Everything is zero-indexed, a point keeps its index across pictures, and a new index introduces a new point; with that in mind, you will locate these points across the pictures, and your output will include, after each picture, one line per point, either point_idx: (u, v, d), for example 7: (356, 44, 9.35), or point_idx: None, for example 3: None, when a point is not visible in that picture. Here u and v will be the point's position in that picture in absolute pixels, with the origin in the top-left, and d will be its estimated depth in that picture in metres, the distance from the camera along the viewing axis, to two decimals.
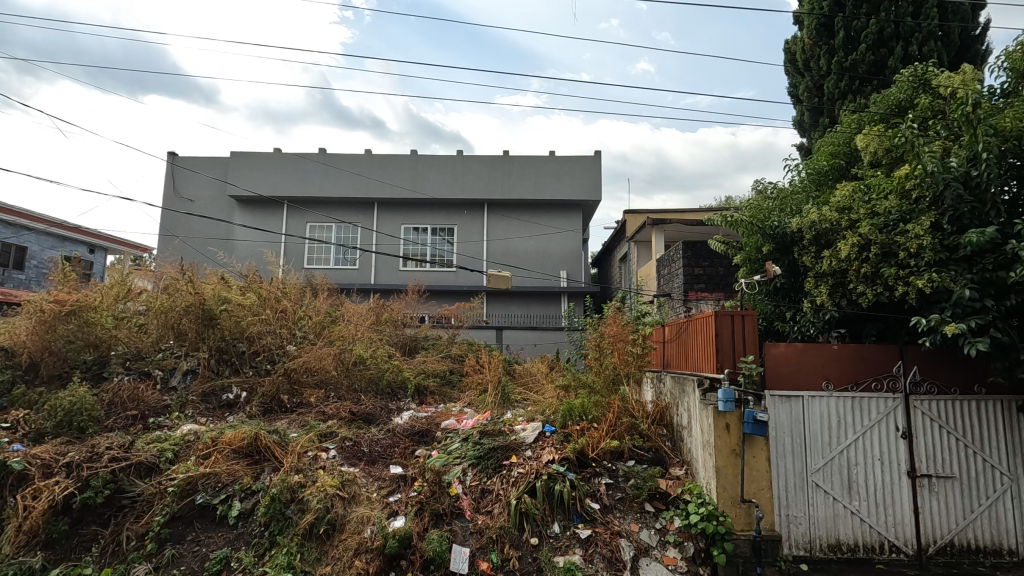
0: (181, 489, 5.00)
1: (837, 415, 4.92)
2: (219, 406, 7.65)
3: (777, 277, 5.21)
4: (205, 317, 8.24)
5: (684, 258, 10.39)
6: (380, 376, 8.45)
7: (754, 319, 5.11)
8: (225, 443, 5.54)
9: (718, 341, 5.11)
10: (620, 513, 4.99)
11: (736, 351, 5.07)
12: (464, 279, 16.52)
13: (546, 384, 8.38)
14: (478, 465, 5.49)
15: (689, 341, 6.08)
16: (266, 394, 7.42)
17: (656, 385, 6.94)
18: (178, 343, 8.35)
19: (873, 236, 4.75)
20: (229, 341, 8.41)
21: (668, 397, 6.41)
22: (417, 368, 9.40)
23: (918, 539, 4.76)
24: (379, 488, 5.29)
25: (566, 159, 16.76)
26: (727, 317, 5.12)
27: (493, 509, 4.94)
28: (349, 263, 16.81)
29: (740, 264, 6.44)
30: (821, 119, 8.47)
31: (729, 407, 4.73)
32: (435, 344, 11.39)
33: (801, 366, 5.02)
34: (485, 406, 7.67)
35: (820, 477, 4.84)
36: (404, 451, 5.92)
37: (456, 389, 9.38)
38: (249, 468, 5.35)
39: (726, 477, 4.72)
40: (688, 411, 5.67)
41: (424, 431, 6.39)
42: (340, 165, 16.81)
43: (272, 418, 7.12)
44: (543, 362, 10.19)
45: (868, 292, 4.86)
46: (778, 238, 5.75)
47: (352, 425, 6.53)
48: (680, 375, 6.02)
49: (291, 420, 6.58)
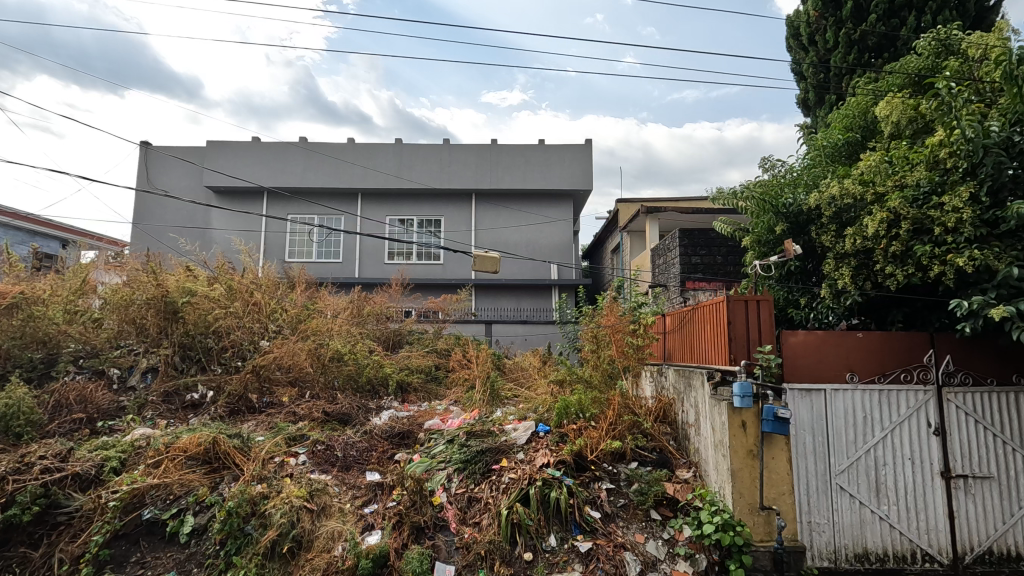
0: (125, 504, 4.38)
1: (862, 410, 4.43)
2: (182, 407, 7.03)
3: (796, 257, 4.70)
4: (167, 312, 7.60)
5: (680, 246, 9.90)
6: (359, 372, 7.83)
7: (770, 304, 4.58)
8: (179, 448, 4.92)
9: (731, 329, 4.58)
10: (623, 522, 4.47)
11: (751, 340, 4.55)
12: (452, 272, 16.06)
13: (539, 380, 7.81)
14: (464, 470, 4.93)
15: (694, 331, 5.56)
16: (232, 394, 6.77)
17: (657, 380, 6.41)
18: (138, 339, 7.70)
19: (904, 210, 4.25)
20: (193, 336, 7.71)
21: (671, 392, 5.91)
22: (401, 363, 8.78)
23: (953, 546, 4.29)
24: (353, 498, 4.71)
25: (555, 147, 16.20)
26: (740, 302, 4.59)
27: (482, 520, 4.40)
28: (332, 255, 16.16)
29: (748, 247, 5.90)
30: (828, 96, 7.99)
31: (746, 403, 4.20)
32: (420, 338, 10.78)
33: (822, 356, 4.51)
34: (472, 404, 7.10)
35: (845, 479, 4.36)
36: (382, 455, 5.34)
37: (443, 386, 8.78)
38: (206, 477, 4.74)
39: (743, 481, 4.20)
40: (695, 407, 5.16)
41: (405, 432, 5.80)
42: (321, 153, 16.12)
43: (238, 420, 6.48)
44: (534, 355, 9.63)
45: (897, 273, 4.36)
46: (794, 215, 5.22)
47: (325, 427, 5.92)
48: (685, 368, 5.51)
49: (258, 421, 5.98)
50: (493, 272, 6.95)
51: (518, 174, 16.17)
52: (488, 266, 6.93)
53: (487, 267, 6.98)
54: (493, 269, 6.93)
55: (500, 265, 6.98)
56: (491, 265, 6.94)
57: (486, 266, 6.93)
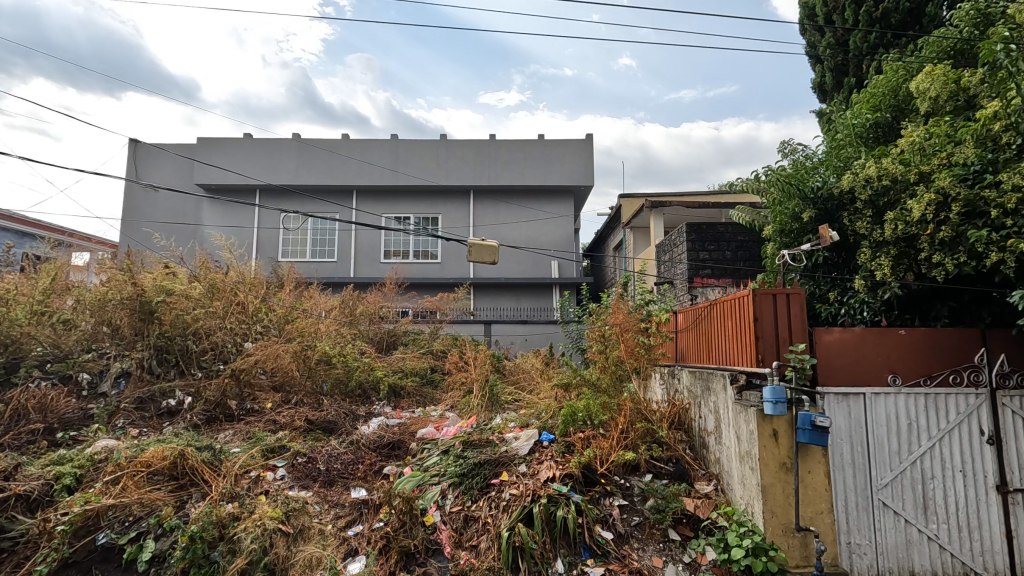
0: (76, 528, 3.85)
1: (906, 416, 3.94)
2: (156, 415, 6.54)
3: (831, 245, 4.20)
4: (142, 312, 7.06)
5: (688, 241, 9.41)
6: (348, 376, 7.31)
7: (801, 298, 4.09)
8: (141, 463, 4.41)
9: (757, 326, 4.08)
10: (638, 543, 3.97)
11: (780, 339, 4.06)
12: (450, 271, 15.56)
13: (542, 383, 7.29)
14: (459, 485, 4.42)
15: (711, 330, 5.08)
16: (209, 400, 6.25)
17: (670, 383, 5.92)
18: (112, 342, 7.15)
19: (955, 190, 3.76)
20: (171, 337, 7.19)
21: (685, 396, 5.43)
22: (394, 366, 8.25)
23: (1011, 570, 3.80)
24: (335, 518, 4.21)
25: (555, 142, 15.68)
26: (768, 296, 4.10)
27: (479, 544, 3.90)
28: (326, 255, 15.66)
29: (769, 238, 5.44)
30: (848, 79, 7.48)
31: (779, 409, 3.69)
32: (416, 339, 10.27)
33: (860, 356, 4.03)
34: (470, 411, 6.59)
35: (889, 495, 3.87)
36: (369, 469, 4.83)
37: (439, 390, 8.26)
38: (169, 495, 4.24)
39: (775, 498, 3.70)
40: (714, 413, 4.68)
41: (396, 442, 5.28)
42: (313, 148, 15.60)
43: (215, 429, 5.96)
44: (536, 356, 9.12)
45: (946, 262, 3.88)
46: (823, 200, 4.72)
47: (308, 437, 5.41)
48: (702, 370, 5.03)
49: (235, 431, 5.47)
50: (493, 262, 6.43)
51: (517, 170, 15.65)
52: (486, 256, 6.41)
53: (483, 257, 6.43)
54: (492, 259, 6.41)
55: (499, 255, 6.47)
56: (489, 255, 6.42)
57: (484, 256, 6.41)
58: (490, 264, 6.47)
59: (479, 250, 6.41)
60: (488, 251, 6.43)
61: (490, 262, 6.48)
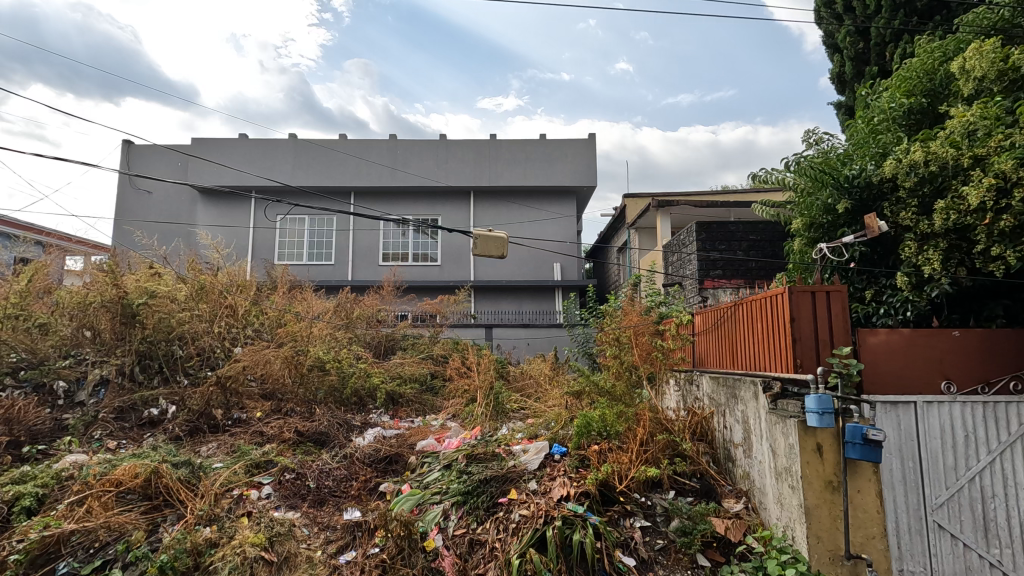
0: (33, 556, 3.42)
1: (963, 427, 3.53)
2: (137, 425, 6.11)
3: (877, 237, 3.78)
4: (123, 315, 6.62)
5: (698, 240, 9.00)
6: (343, 383, 6.86)
7: (843, 297, 3.69)
8: (110, 482, 3.97)
9: (794, 328, 3.67)
10: (665, 571, 3.55)
11: (820, 342, 3.65)
12: (450, 274, 15.14)
13: (550, 391, 6.85)
14: (463, 504, 4.00)
15: (736, 333, 4.68)
16: (192, 409, 5.83)
17: (688, 391, 5.49)
18: (92, 348, 6.71)
19: (1018, 173, 3.37)
20: (155, 342, 6.76)
21: (707, 404, 5.01)
22: (392, 371, 7.81)
23: None
24: (326, 544, 3.76)
25: (557, 141, 15.31)
26: (807, 294, 3.69)
27: (486, 573, 3.46)
28: (323, 257, 15.23)
29: (795, 234, 5.06)
30: (870, 69, 7.09)
31: (825, 421, 3.26)
32: (415, 343, 9.83)
33: (910, 361, 3.63)
34: (473, 421, 6.16)
35: (944, 516, 3.46)
36: (363, 487, 4.39)
37: (439, 397, 7.82)
38: (140, 518, 3.80)
39: (821, 521, 3.28)
40: (742, 423, 4.27)
41: (393, 456, 4.85)
42: (310, 149, 15.20)
43: (198, 441, 5.54)
44: (542, 361, 8.69)
45: (1006, 255, 3.48)
46: (859, 189, 4.32)
47: (297, 450, 4.97)
48: (726, 377, 4.62)
49: (219, 444, 5.05)
50: (500, 256, 6.01)
51: (518, 170, 15.27)
52: (494, 250, 5.99)
53: (489, 250, 5.99)
54: (499, 252, 5.99)
55: (507, 249, 6.04)
56: (496, 249, 6.00)
57: (491, 250, 5.99)
58: (498, 258, 6.04)
59: (486, 243, 5.99)
60: (496, 244, 6.02)
61: (497, 256, 6.05)
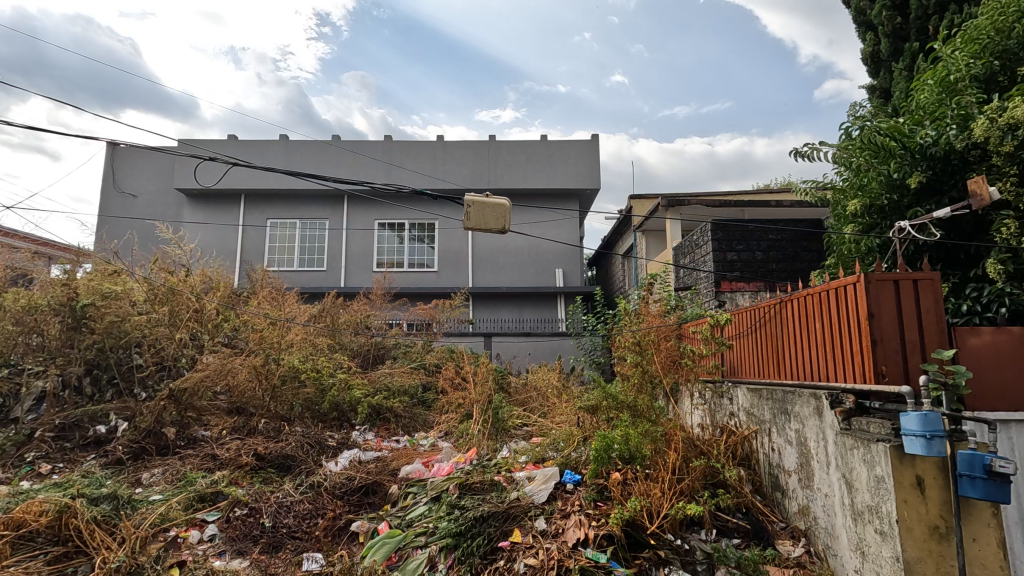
0: None
1: None
2: (80, 446, 5.30)
3: (984, 206, 3.09)
4: (72, 319, 5.84)
5: (715, 238, 8.21)
6: (321, 396, 6.00)
7: (933, 288, 2.91)
8: (6, 524, 3.13)
9: (872, 324, 2.88)
10: None
11: (906, 343, 2.87)
12: (446, 280, 14.35)
13: (559, 406, 6.05)
14: (454, 549, 3.17)
15: (782, 337, 3.90)
16: (140, 427, 5.04)
17: (719, 407, 4.69)
18: (32, 357, 5.90)
19: None
20: (107, 350, 5.96)
21: (744, 422, 4.21)
22: (379, 384, 6.97)
23: None
24: None
25: (557, 143, 14.60)
26: (887, 283, 2.91)
27: None
28: (314, 263, 14.43)
29: (848, 221, 4.32)
30: (909, 44, 6.34)
31: (931, 447, 2.43)
32: (407, 352, 9.05)
33: (1021, 367, 2.85)
34: (468, 441, 5.34)
35: None
36: (331, 526, 3.55)
37: (432, 412, 7.00)
38: (40, 570, 2.93)
39: None
40: (796, 445, 3.48)
41: (370, 485, 4.03)
42: (302, 148, 14.48)
43: (141, 466, 4.73)
44: (546, 371, 7.90)
45: None
46: (934, 161, 3.66)
47: (256, 478, 4.16)
48: (770, 390, 3.84)
49: (163, 471, 4.23)
50: (500, 230, 5.23)
51: (518, 172, 14.54)
52: (493, 225, 5.23)
53: (488, 225, 5.22)
54: (498, 227, 5.21)
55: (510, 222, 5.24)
56: (495, 223, 5.22)
57: (490, 224, 5.23)
58: (499, 232, 5.29)
59: (484, 216, 5.22)
60: (495, 217, 5.22)
61: (498, 229, 5.31)
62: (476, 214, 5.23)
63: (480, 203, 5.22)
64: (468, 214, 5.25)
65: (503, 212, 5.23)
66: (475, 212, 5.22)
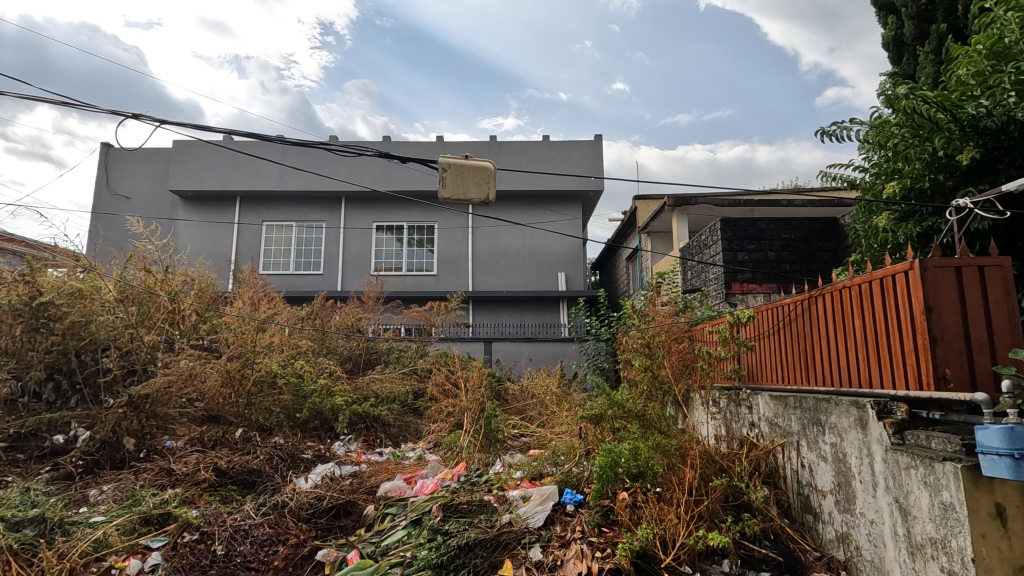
0: None
1: None
2: (35, 457, 4.86)
3: None
4: (33, 319, 5.40)
5: (724, 237, 7.73)
6: (301, 403, 5.51)
7: (1000, 277, 2.45)
8: None
9: (932, 319, 2.40)
10: None
11: (971, 340, 2.41)
12: (445, 283, 13.90)
13: (559, 415, 5.57)
14: None
15: (811, 338, 3.45)
16: (98, 437, 4.60)
17: (737, 417, 4.22)
18: None
19: None
20: (70, 352, 5.50)
21: (767, 434, 3.73)
22: (366, 390, 6.49)
23: None
24: None
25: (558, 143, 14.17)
26: (948, 271, 2.44)
27: None
28: (310, 267, 13.99)
29: (883, 208, 3.85)
30: (937, 25, 5.85)
31: (1017, 469, 1.94)
32: (400, 356, 8.56)
33: None
34: (457, 454, 4.84)
35: None
36: (292, 556, 3.07)
37: (423, 420, 6.52)
38: None
39: None
40: (831, 463, 3.00)
41: (343, 505, 3.56)
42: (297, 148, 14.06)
43: (96, 480, 4.28)
44: (546, 377, 7.42)
45: None
46: (987, 137, 3.23)
47: (216, 498, 3.70)
48: (799, 399, 3.36)
49: (113, 489, 3.77)
50: (483, 199, 4.80)
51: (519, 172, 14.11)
52: (474, 193, 4.78)
53: (466, 190, 4.78)
54: (481, 196, 4.78)
55: (493, 189, 4.82)
56: (477, 189, 4.77)
57: (471, 190, 4.78)
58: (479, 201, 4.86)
59: (464, 182, 4.75)
60: (477, 183, 4.78)
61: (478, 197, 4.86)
62: (454, 180, 4.76)
63: (460, 167, 4.77)
64: (445, 180, 4.76)
65: (485, 176, 4.80)
66: (452, 177, 4.75)
